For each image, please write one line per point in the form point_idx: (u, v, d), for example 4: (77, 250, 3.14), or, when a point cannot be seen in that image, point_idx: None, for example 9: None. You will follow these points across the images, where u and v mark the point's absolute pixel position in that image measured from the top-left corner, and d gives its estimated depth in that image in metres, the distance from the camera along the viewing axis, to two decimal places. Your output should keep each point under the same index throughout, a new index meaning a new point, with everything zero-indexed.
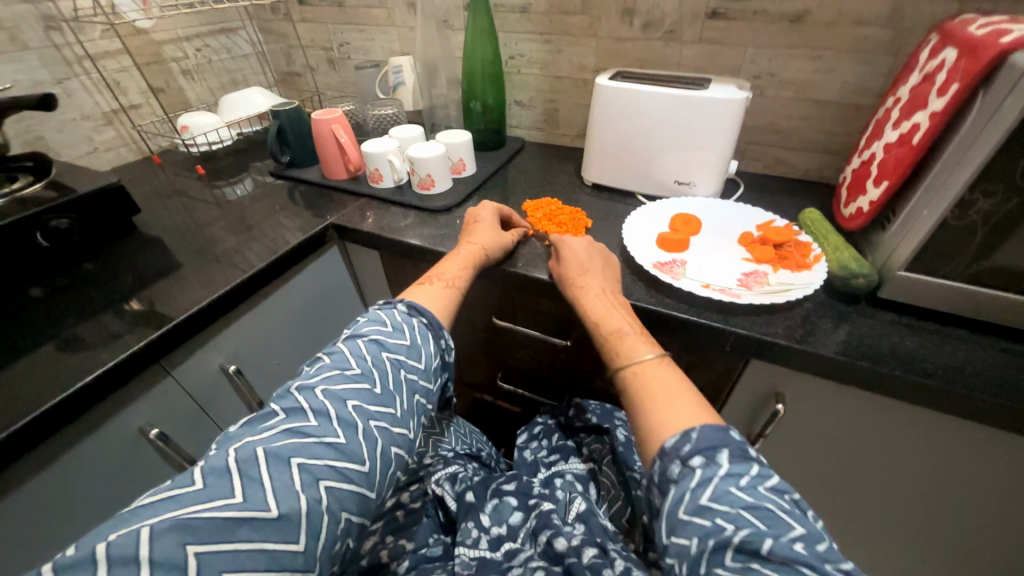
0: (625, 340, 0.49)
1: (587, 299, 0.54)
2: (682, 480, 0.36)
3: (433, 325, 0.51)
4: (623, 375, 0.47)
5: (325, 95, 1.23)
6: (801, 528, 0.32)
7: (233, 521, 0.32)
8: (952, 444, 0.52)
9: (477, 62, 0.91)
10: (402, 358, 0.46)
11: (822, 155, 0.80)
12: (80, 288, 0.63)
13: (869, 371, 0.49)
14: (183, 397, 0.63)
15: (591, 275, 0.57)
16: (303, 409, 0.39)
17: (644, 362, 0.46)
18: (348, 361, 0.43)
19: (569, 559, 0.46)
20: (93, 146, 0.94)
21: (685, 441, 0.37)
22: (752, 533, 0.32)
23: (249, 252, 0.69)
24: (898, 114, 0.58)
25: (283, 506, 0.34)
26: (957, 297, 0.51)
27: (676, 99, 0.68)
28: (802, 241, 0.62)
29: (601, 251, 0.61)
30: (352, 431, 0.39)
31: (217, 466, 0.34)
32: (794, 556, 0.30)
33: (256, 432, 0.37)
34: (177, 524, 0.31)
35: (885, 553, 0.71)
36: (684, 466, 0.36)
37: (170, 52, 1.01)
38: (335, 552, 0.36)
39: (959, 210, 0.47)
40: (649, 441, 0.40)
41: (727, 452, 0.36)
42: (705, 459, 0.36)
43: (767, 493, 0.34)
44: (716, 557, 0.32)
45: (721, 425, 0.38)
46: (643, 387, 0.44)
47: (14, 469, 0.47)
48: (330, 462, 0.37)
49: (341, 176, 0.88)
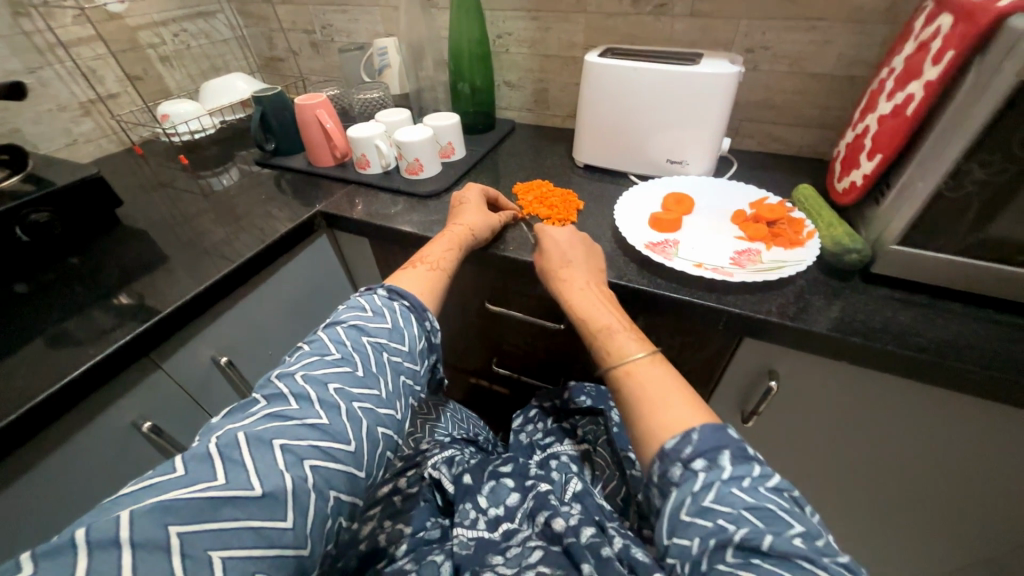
0: (614, 337, 0.49)
1: (573, 293, 0.54)
2: (684, 483, 0.36)
3: (415, 307, 0.50)
4: (614, 375, 0.46)
5: (310, 80, 1.20)
6: (800, 526, 0.33)
7: (217, 501, 0.32)
8: (943, 416, 0.53)
9: (464, 42, 0.89)
10: (384, 342, 0.46)
11: (816, 130, 0.79)
12: (64, 283, 0.62)
13: (862, 346, 0.49)
14: (175, 389, 0.62)
15: (574, 267, 0.56)
16: (284, 394, 0.39)
17: (635, 360, 0.45)
18: (328, 348, 0.43)
19: (568, 539, 0.45)
20: (72, 137, 0.91)
21: (686, 443, 0.37)
22: (753, 531, 0.32)
23: (237, 242, 0.68)
24: (892, 85, 0.57)
25: (267, 485, 0.34)
26: (951, 270, 0.51)
27: (667, 75, 0.67)
28: (795, 217, 0.62)
29: (585, 242, 0.60)
30: (335, 413, 0.39)
31: (198, 452, 0.34)
32: (794, 552, 0.31)
33: (237, 419, 0.37)
34: (157, 506, 0.30)
35: (878, 525, 0.72)
36: (686, 468, 0.36)
37: (146, 38, 0.98)
38: (327, 530, 0.36)
39: (954, 180, 0.47)
40: (647, 443, 0.40)
41: (729, 454, 0.36)
42: (707, 462, 0.36)
43: (769, 493, 0.34)
44: (717, 554, 0.33)
45: (719, 423, 0.37)
46: (635, 386, 0.44)
47: (8, 465, 0.47)
48: (314, 442, 0.37)
49: (328, 163, 0.86)
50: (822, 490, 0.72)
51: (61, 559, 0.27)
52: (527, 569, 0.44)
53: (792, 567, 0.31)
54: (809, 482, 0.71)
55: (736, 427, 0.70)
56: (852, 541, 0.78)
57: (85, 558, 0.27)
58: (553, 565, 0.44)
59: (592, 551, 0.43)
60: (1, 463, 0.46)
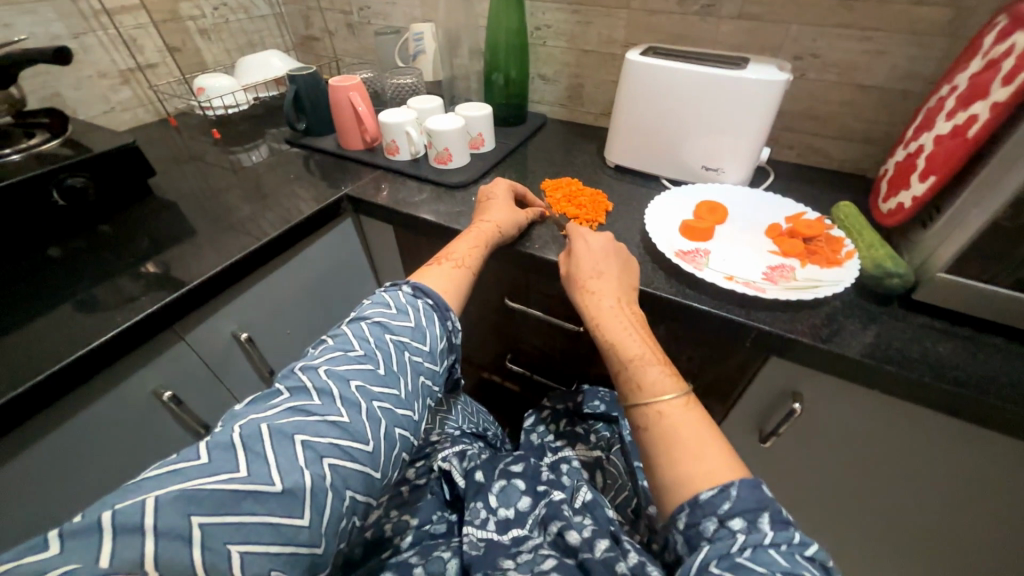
0: (647, 369, 0.46)
1: (602, 313, 0.51)
2: (718, 541, 0.34)
3: (439, 307, 0.50)
4: (642, 410, 0.44)
5: (343, 62, 1.20)
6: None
7: (238, 494, 0.32)
8: (975, 455, 0.50)
9: (501, 32, 0.87)
10: (406, 341, 0.45)
11: (860, 145, 0.76)
12: (96, 249, 0.63)
13: (897, 376, 0.47)
14: (197, 362, 0.63)
15: (604, 283, 0.53)
16: (307, 388, 0.39)
17: (668, 398, 0.44)
18: (352, 344, 0.43)
19: (583, 554, 0.44)
20: (110, 105, 0.93)
21: (724, 498, 0.36)
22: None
23: (264, 220, 0.68)
24: (952, 104, 0.54)
25: (287, 481, 0.34)
26: (1000, 304, 0.48)
27: (711, 78, 0.65)
28: (834, 236, 0.59)
29: (619, 253, 0.57)
30: (356, 411, 0.39)
31: (221, 441, 0.34)
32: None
33: (260, 409, 0.37)
34: (181, 495, 0.30)
35: (890, 559, 0.70)
36: (721, 525, 0.35)
37: (187, 10, 0.98)
38: (341, 528, 0.36)
39: (1013, 210, 0.45)
40: (675, 491, 0.38)
41: (768, 516, 0.35)
42: (746, 522, 0.34)
43: (803, 561, 0.33)
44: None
45: (757, 480, 0.37)
46: (666, 428, 0.42)
47: (33, 423, 0.48)
48: (334, 440, 0.37)
49: (356, 147, 0.86)
50: (834, 518, 0.70)
51: (86, 539, 0.28)
52: None
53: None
54: (821, 508, 0.70)
55: (751, 446, 0.68)
56: (860, 572, 0.76)
57: (110, 540, 0.28)
58: (566, 574, 0.43)
59: (607, 565, 0.42)
60: (26, 421, 0.47)
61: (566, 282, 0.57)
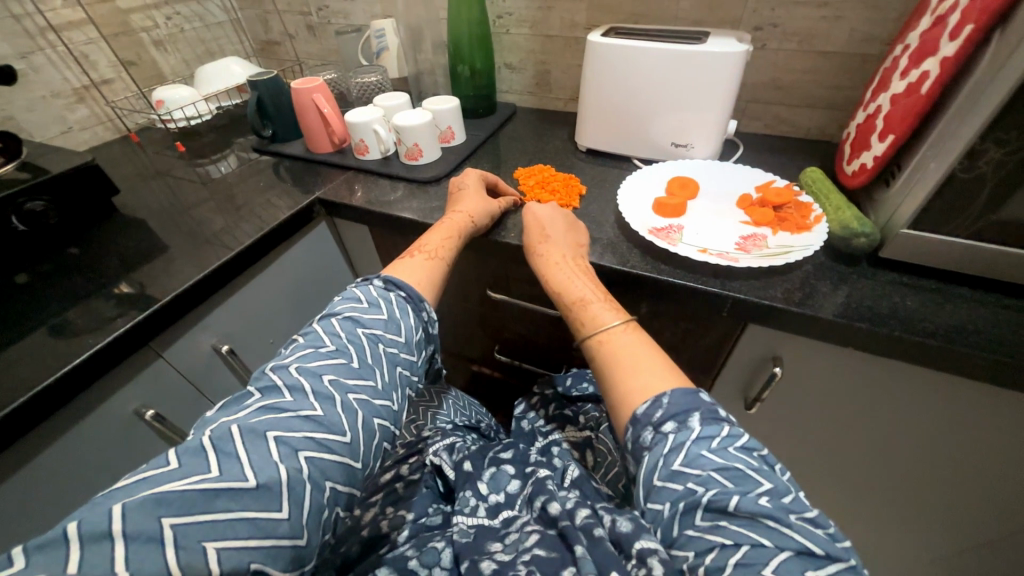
0: (590, 307, 0.49)
1: (550, 266, 0.54)
2: (655, 447, 0.37)
3: (412, 298, 0.50)
4: (589, 346, 0.47)
5: (306, 65, 1.18)
6: (769, 486, 0.33)
7: (211, 492, 0.32)
8: (948, 402, 0.52)
9: (462, 23, 0.87)
10: (379, 333, 0.45)
11: (825, 111, 0.77)
12: (63, 272, 0.62)
13: (869, 331, 0.48)
14: (178, 377, 0.62)
15: (550, 241, 0.57)
16: (278, 386, 0.39)
17: (609, 329, 0.46)
18: (323, 340, 0.43)
19: (563, 523, 0.45)
20: (67, 125, 0.90)
21: (656, 407, 0.38)
22: (719, 492, 0.33)
23: (235, 230, 0.67)
24: (906, 63, 0.55)
25: (261, 476, 0.34)
26: (961, 254, 0.49)
27: (672, 55, 0.65)
28: (802, 201, 0.60)
29: (565, 216, 0.61)
30: (329, 404, 0.39)
31: (192, 446, 0.34)
32: (759, 510, 0.32)
33: (231, 412, 0.37)
34: (150, 498, 0.30)
35: (878, 510, 0.72)
36: (656, 432, 0.37)
37: (139, 21, 0.96)
38: (324, 520, 0.36)
39: (968, 161, 0.45)
40: (620, 411, 0.41)
41: (699, 415, 0.37)
42: (677, 424, 0.37)
43: (737, 453, 0.35)
44: (686, 518, 0.33)
45: (687, 387, 0.38)
46: (608, 356, 0.45)
47: (11, 452, 0.47)
48: (308, 434, 0.37)
49: (326, 150, 0.84)
50: (823, 475, 0.72)
51: (55, 552, 0.28)
52: (523, 554, 0.44)
53: (757, 526, 0.31)
54: (810, 468, 0.71)
55: (739, 414, 0.70)
56: (852, 526, 0.78)
57: (77, 550, 0.28)
58: (549, 549, 0.44)
59: (586, 531, 0.43)
60: (2, 452, 0.46)
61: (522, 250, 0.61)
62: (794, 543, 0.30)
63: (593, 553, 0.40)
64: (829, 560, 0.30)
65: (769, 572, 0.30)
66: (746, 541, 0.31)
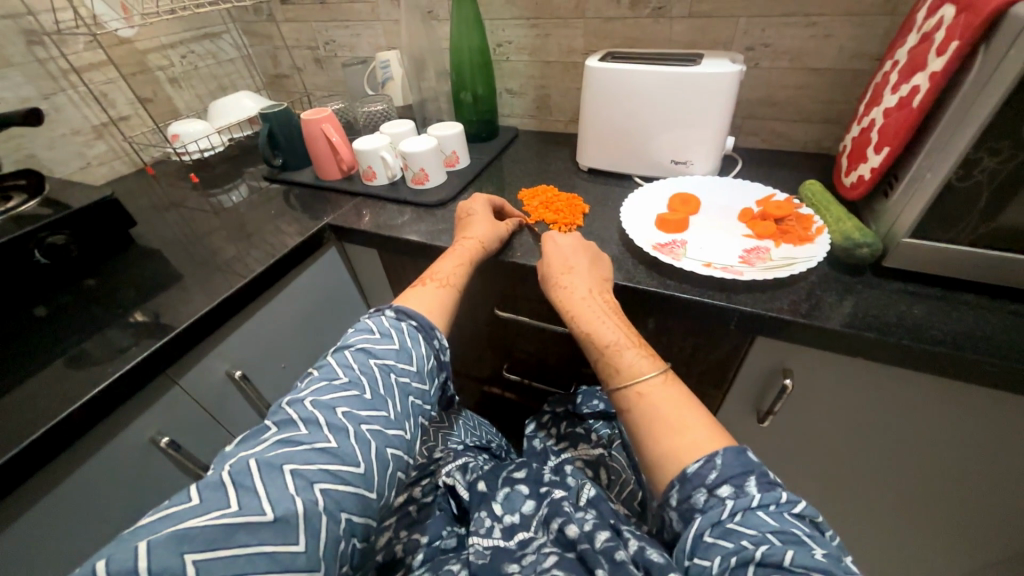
0: (623, 354, 0.49)
1: (576, 304, 0.53)
2: (709, 510, 0.36)
3: (423, 328, 0.51)
4: (624, 395, 0.47)
5: (314, 96, 1.22)
6: (824, 549, 0.32)
7: (231, 527, 0.32)
8: (963, 410, 0.52)
9: (464, 52, 0.90)
10: (391, 363, 0.46)
11: (820, 125, 0.79)
12: (82, 304, 0.63)
13: (877, 341, 0.49)
14: (192, 405, 0.63)
15: (575, 277, 0.56)
16: (294, 420, 0.39)
17: (647, 380, 0.46)
18: (336, 372, 0.44)
19: (582, 546, 0.45)
20: (86, 160, 0.94)
21: (710, 468, 0.37)
22: (772, 547, 0.32)
23: (248, 258, 0.69)
24: (896, 77, 0.56)
25: (279, 510, 0.34)
26: (964, 261, 0.50)
27: (668, 77, 0.67)
28: (803, 214, 0.61)
29: (587, 248, 0.60)
30: (343, 435, 0.39)
31: (212, 481, 0.35)
32: (815, 565, 0.31)
33: (249, 446, 0.38)
34: (173, 535, 0.31)
35: (900, 525, 0.70)
36: (710, 495, 0.37)
37: (155, 61, 1.00)
38: (341, 551, 0.37)
39: (963, 170, 0.46)
40: (665, 467, 0.40)
41: (754, 479, 0.37)
42: (733, 488, 0.36)
43: (792, 518, 0.35)
44: (738, 572, 0.32)
45: (739, 446, 0.38)
46: (648, 409, 0.44)
47: (31, 483, 0.48)
48: (323, 466, 0.37)
49: (334, 176, 0.87)
50: (838, 489, 0.71)
51: None
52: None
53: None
54: (828, 482, 0.70)
55: (751, 428, 0.69)
56: (874, 543, 0.76)
57: None
58: (568, 570, 0.43)
59: (606, 555, 0.42)
60: (23, 484, 0.47)
61: (540, 280, 0.59)
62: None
63: None
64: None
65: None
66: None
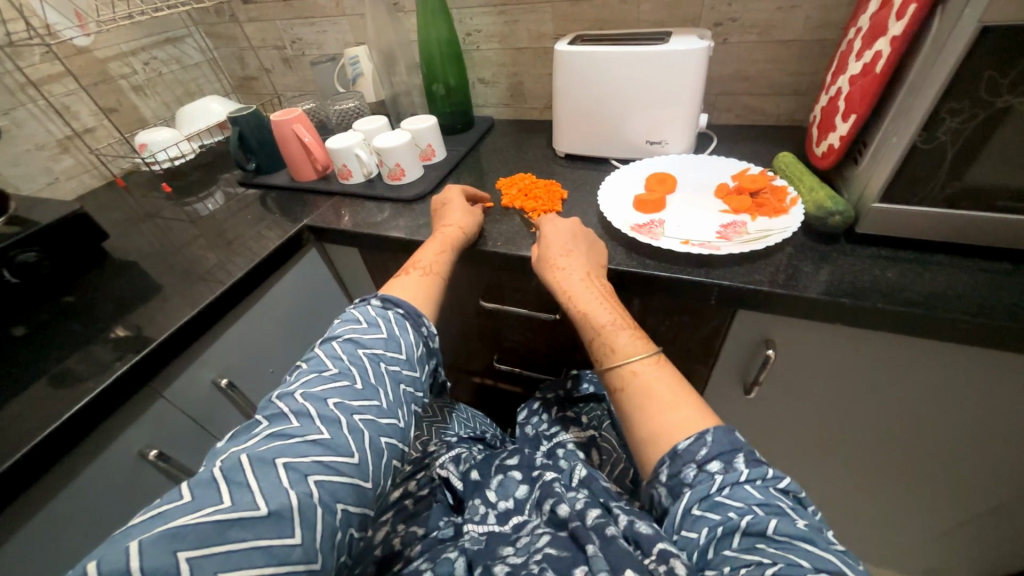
0: (617, 335, 0.49)
1: (571, 286, 0.53)
2: (699, 485, 0.37)
3: (411, 315, 0.51)
4: (616, 374, 0.47)
5: (285, 97, 1.20)
6: (806, 519, 0.35)
7: (224, 522, 0.32)
8: (938, 368, 0.53)
9: (433, 43, 0.89)
10: (380, 352, 0.46)
11: (792, 97, 0.80)
12: (59, 322, 0.62)
13: (853, 306, 0.50)
14: (178, 415, 0.62)
15: (573, 260, 0.55)
16: (285, 413, 0.40)
17: (638, 361, 0.46)
18: (325, 364, 0.44)
19: (574, 523, 0.46)
20: (53, 176, 0.91)
21: (700, 445, 0.38)
22: (757, 517, 0.34)
23: (227, 265, 0.68)
24: (860, 44, 0.57)
25: (272, 503, 0.34)
26: (936, 223, 0.51)
27: (638, 56, 0.67)
28: (777, 185, 0.62)
29: (585, 231, 0.59)
30: (336, 427, 0.39)
31: (204, 478, 0.35)
32: (797, 533, 0.33)
33: (241, 442, 0.38)
34: (165, 533, 0.31)
35: (886, 484, 0.72)
36: (700, 470, 0.38)
37: (117, 69, 0.98)
38: (338, 543, 0.37)
39: (927, 132, 0.47)
40: (654, 445, 0.41)
41: (744, 456, 0.38)
42: (722, 464, 0.37)
43: (777, 493, 0.36)
44: (723, 541, 0.34)
45: (728, 425, 0.39)
46: (639, 388, 0.45)
47: (17, 506, 0.47)
48: (317, 458, 0.37)
49: (310, 178, 0.86)
50: (825, 454, 0.73)
51: None
52: (534, 554, 0.45)
53: (798, 550, 0.32)
54: (814, 447, 0.72)
55: (738, 400, 0.71)
56: (863, 503, 0.79)
57: None
58: (559, 548, 0.45)
59: (597, 531, 0.44)
60: (7, 507, 0.46)
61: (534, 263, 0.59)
62: (832, 566, 0.31)
63: (605, 552, 0.41)
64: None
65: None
66: (783, 560, 0.31)
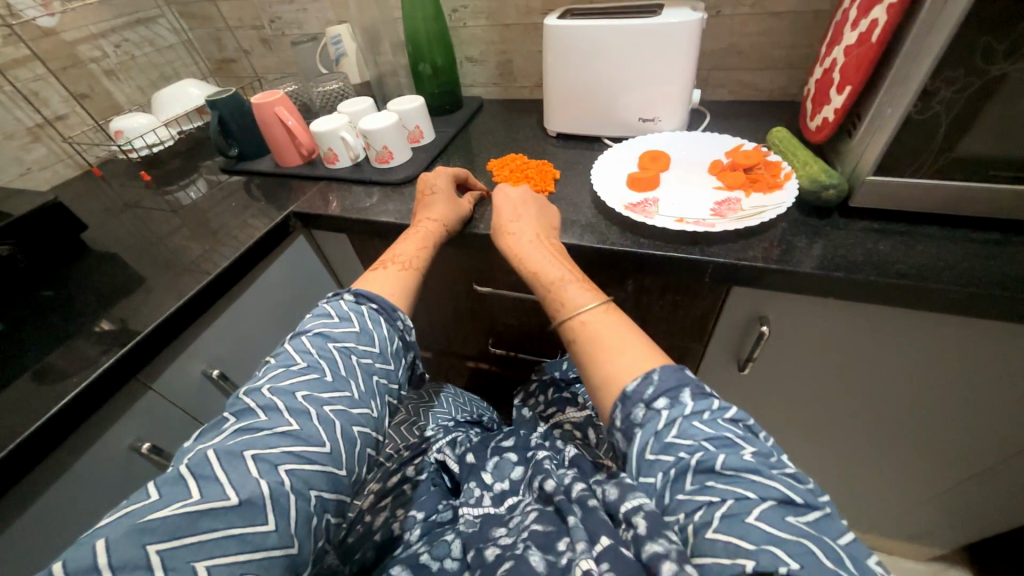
0: (567, 289, 0.49)
1: (521, 247, 0.54)
2: (648, 424, 0.37)
3: (385, 310, 0.50)
4: (568, 327, 0.47)
5: (266, 79, 1.16)
6: (753, 448, 0.35)
7: (193, 514, 0.32)
8: (927, 339, 0.54)
9: (419, 20, 0.86)
10: (351, 346, 0.45)
11: (784, 71, 0.79)
12: (40, 317, 0.60)
13: (846, 280, 0.50)
14: (169, 407, 0.61)
15: (523, 224, 0.56)
16: (252, 408, 0.39)
17: (587, 311, 0.46)
18: (293, 358, 0.43)
19: (558, 496, 0.46)
20: (25, 166, 0.87)
21: (647, 384, 0.38)
22: (707, 453, 0.35)
23: (213, 254, 0.66)
24: (855, 13, 0.56)
25: (242, 493, 0.34)
26: (928, 194, 0.51)
27: (629, 30, 0.65)
28: (771, 161, 0.62)
29: (536, 198, 0.60)
30: (306, 418, 0.39)
31: (171, 475, 0.34)
32: (743, 466, 0.34)
33: (209, 439, 0.37)
34: (133, 529, 0.31)
35: (872, 452, 0.74)
36: (648, 409, 0.38)
37: (86, 52, 0.93)
38: (314, 527, 0.37)
39: (922, 102, 0.47)
40: (608, 390, 0.41)
41: (688, 391, 0.38)
42: (669, 400, 0.37)
43: (725, 424, 0.37)
44: (678, 484, 0.35)
45: (675, 363, 0.39)
46: (588, 337, 0.45)
47: (9, 501, 0.47)
48: (286, 448, 0.37)
49: (295, 163, 0.83)
50: (816, 426, 0.74)
51: None
52: (523, 532, 0.45)
53: (744, 481, 0.33)
54: (806, 419, 0.73)
55: (730, 376, 0.71)
56: (851, 471, 0.81)
57: None
58: (546, 523, 0.45)
59: (580, 504, 0.43)
60: None
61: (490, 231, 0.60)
62: (775, 493, 0.32)
63: (585, 522, 0.41)
64: (808, 508, 0.32)
65: (753, 519, 0.31)
66: (732, 496, 0.32)
